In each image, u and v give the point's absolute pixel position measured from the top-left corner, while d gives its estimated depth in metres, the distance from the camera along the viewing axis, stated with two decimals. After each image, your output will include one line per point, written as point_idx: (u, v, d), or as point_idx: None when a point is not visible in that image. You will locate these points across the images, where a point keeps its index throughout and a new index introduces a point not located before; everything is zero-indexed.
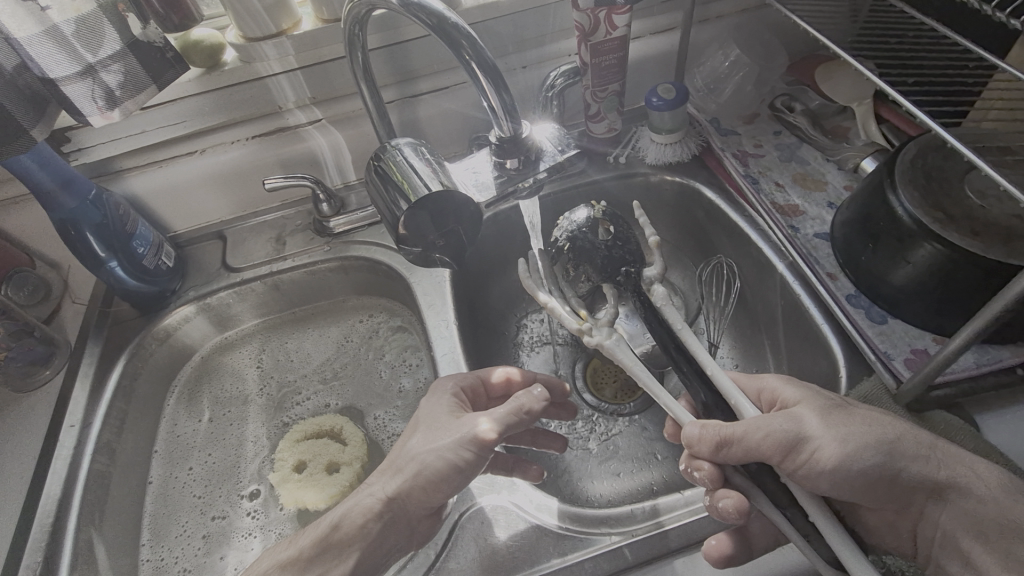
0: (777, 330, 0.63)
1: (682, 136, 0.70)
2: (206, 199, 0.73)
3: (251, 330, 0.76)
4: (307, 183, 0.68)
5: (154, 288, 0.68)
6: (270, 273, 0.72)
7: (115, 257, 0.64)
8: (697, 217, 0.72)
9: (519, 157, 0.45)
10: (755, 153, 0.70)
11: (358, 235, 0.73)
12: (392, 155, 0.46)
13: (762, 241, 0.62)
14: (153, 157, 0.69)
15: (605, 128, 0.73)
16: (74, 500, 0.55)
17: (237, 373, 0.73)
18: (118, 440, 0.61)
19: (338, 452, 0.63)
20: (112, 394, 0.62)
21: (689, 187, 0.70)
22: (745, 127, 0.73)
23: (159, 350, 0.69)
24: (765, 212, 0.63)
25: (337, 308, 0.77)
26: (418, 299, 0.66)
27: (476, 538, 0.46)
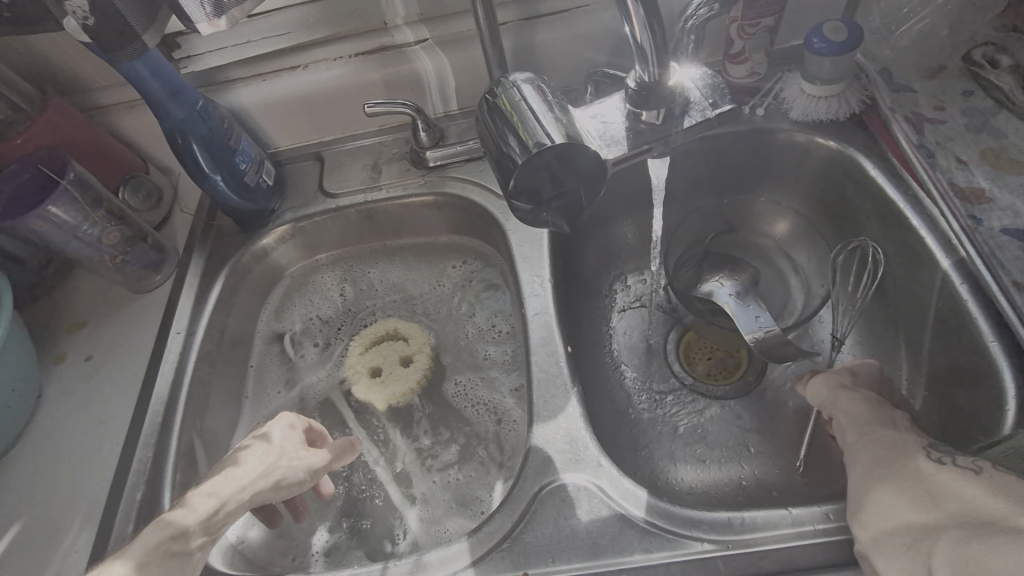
0: (922, 334, 0.53)
1: (842, 88, 0.59)
2: (307, 118, 0.71)
3: (342, 257, 0.76)
4: (407, 110, 0.64)
5: (254, 207, 0.69)
6: (365, 202, 0.70)
7: (219, 172, 0.64)
8: (843, 189, 0.61)
9: (660, 108, 0.38)
10: (935, 117, 0.57)
11: (455, 171, 0.70)
12: (508, 92, 0.40)
13: (926, 229, 0.52)
14: (258, 69, 0.67)
15: (746, 71, 0.62)
16: (178, 403, 0.59)
17: (325, 295, 0.74)
18: (217, 351, 0.64)
19: (403, 346, 0.66)
20: (213, 307, 0.65)
21: (841, 153, 0.60)
22: (925, 83, 0.59)
23: (256, 268, 0.71)
24: (940, 194, 0.52)
25: (427, 243, 0.75)
26: (512, 249, 0.62)
27: (553, 513, 0.45)
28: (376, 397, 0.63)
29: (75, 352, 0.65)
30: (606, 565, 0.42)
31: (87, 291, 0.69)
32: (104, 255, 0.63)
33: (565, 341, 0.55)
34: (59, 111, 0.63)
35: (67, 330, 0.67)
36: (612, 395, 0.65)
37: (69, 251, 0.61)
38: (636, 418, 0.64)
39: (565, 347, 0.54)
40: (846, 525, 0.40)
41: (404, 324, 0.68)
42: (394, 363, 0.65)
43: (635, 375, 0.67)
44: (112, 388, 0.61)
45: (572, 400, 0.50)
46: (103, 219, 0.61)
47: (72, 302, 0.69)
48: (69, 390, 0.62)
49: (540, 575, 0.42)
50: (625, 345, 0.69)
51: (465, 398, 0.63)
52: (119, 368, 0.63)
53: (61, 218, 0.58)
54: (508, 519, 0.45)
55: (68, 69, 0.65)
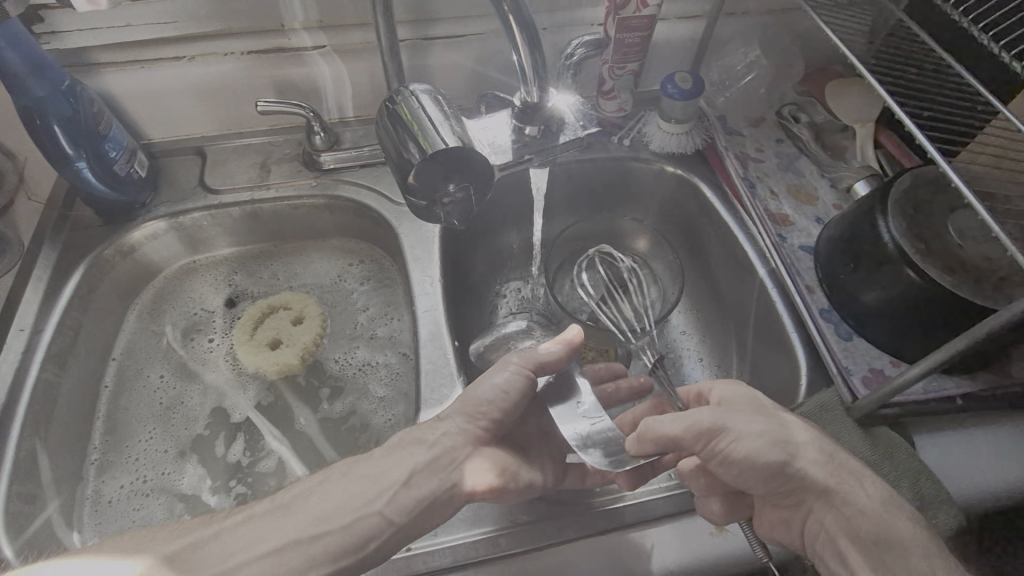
0: (746, 331, 0.65)
1: (690, 128, 0.71)
2: (189, 110, 0.68)
3: (223, 256, 0.73)
4: (302, 112, 0.65)
5: (123, 197, 0.64)
6: (251, 200, 0.69)
7: (83, 157, 0.59)
8: (690, 211, 0.73)
9: (540, 124, 0.44)
10: (756, 157, 0.70)
11: (348, 175, 0.71)
12: (407, 99, 0.44)
13: (749, 245, 0.64)
14: (135, 54, 0.64)
15: (615, 107, 0.72)
16: (18, 408, 0.52)
17: (198, 291, 0.70)
18: (70, 351, 0.59)
19: (287, 312, 0.68)
20: (67, 303, 0.59)
21: (688, 181, 0.71)
22: (751, 130, 0.73)
23: (121, 264, 0.66)
24: (758, 217, 0.65)
25: (316, 245, 0.75)
26: (405, 251, 0.64)
27: None
28: (290, 356, 0.64)
29: None
30: (485, 533, 0.45)
31: None
32: None
33: (453, 337, 0.59)
34: None
35: None
36: None
37: None
38: None
39: (453, 342, 0.58)
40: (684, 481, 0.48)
41: (275, 297, 0.70)
42: (285, 324, 0.67)
43: None
44: None
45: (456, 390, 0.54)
46: None
47: None
48: None
49: (423, 548, 0.44)
50: None
51: (353, 398, 0.64)
52: None
53: None
54: None
55: None
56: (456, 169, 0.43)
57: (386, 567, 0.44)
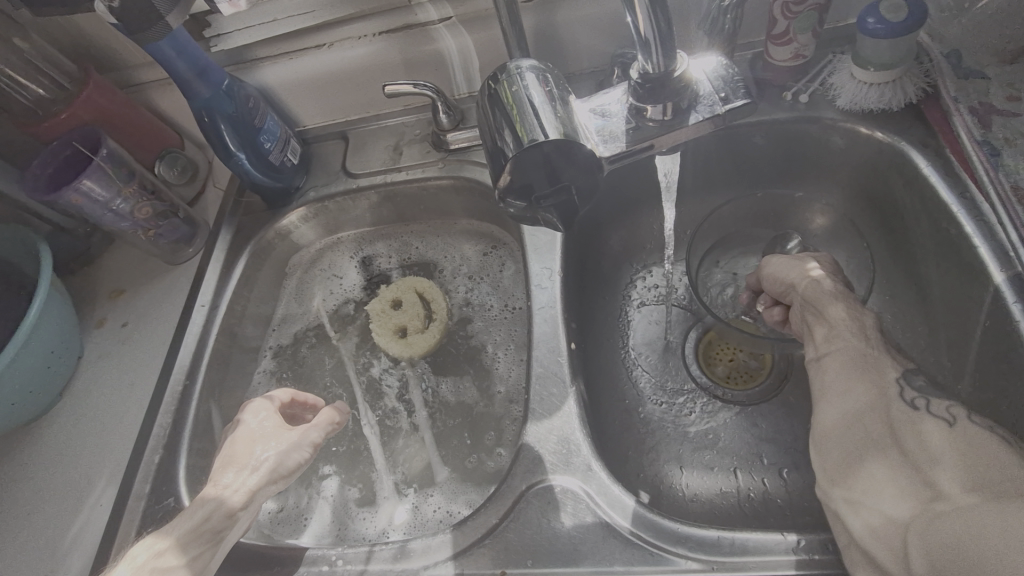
0: (965, 355, 0.49)
1: (899, 74, 0.53)
2: (333, 96, 0.71)
3: (362, 237, 0.76)
4: (427, 92, 0.63)
5: (279, 185, 0.70)
6: (384, 183, 0.70)
7: (244, 151, 0.65)
8: (891, 187, 0.56)
9: (664, 102, 0.35)
10: (1006, 109, 0.50)
11: (474, 155, 0.68)
12: (510, 81, 0.39)
13: (981, 238, 0.46)
14: (284, 47, 0.68)
15: (789, 54, 0.56)
16: (199, 372, 0.61)
17: (341, 271, 0.75)
18: (239, 324, 0.67)
19: (401, 315, 0.66)
20: (236, 281, 0.67)
21: (891, 147, 0.54)
22: (1000, 69, 0.52)
23: (281, 244, 0.73)
24: (999, 200, 0.46)
25: (445, 225, 0.74)
26: (523, 239, 0.60)
27: (539, 514, 0.44)
28: (395, 351, 0.64)
29: (114, 318, 0.69)
30: (586, 572, 0.41)
31: (127, 259, 0.73)
32: (137, 228, 0.66)
33: (569, 339, 0.53)
34: (99, 88, 0.65)
35: (108, 296, 0.71)
36: (621, 392, 0.63)
37: (105, 224, 0.64)
38: (645, 418, 0.62)
39: (568, 344, 0.53)
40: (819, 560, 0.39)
41: (400, 293, 0.67)
42: (416, 321, 0.65)
43: (649, 373, 0.64)
44: (143, 354, 0.65)
45: (568, 399, 0.49)
46: (134, 194, 0.63)
47: (113, 270, 0.73)
48: (105, 353, 0.66)
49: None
50: (641, 340, 0.66)
51: (471, 388, 0.62)
52: (150, 336, 0.66)
53: (95, 192, 0.61)
54: (492, 514, 0.45)
55: (106, 48, 0.67)
56: (565, 165, 0.36)
57: None
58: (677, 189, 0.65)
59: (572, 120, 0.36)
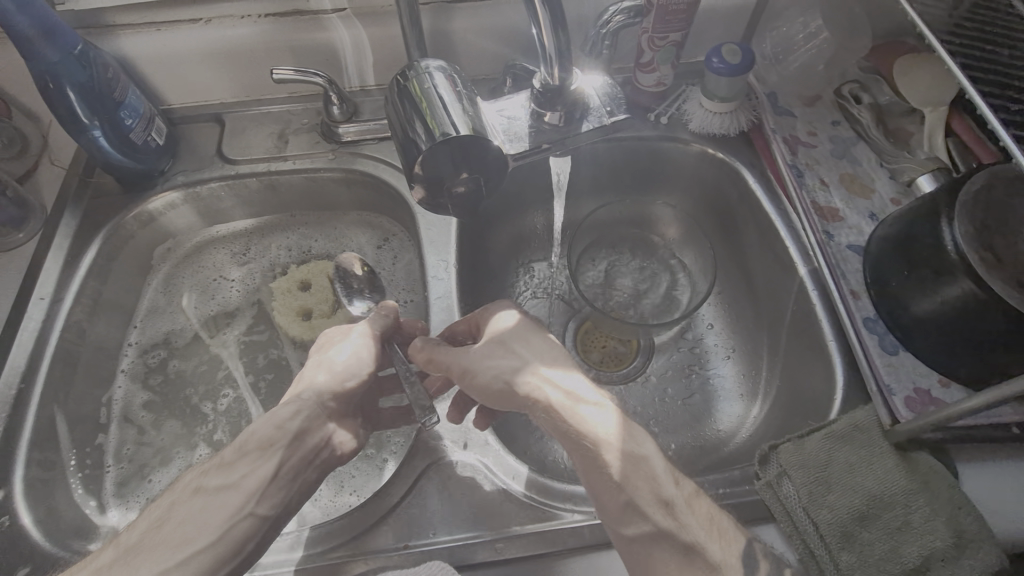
0: (780, 334, 0.61)
1: (735, 107, 0.64)
2: (208, 75, 0.66)
3: (240, 227, 0.72)
4: (318, 80, 0.61)
5: (141, 166, 0.63)
6: (267, 171, 0.67)
7: (98, 125, 0.58)
8: (729, 199, 0.67)
9: (562, 110, 0.40)
10: (807, 142, 0.64)
11: (366, 148, 0.68)
12: (419, 77, 0.41)
13: (791, 240, 0.59)
14: (151, 16, 0.61)
15: (654, 81, 0.66)
16: (38, 375, 0.53)
17: (216, 263, 0.70)
18: (89, 320, 0.59)
19: (304, 297, 0.64)
20: (86, 271, 0.60)
21: (729, 166, 0.65)
22: (803, 110, 0.66)
23: (141, 233, 0.66)
24: (803, 211, 0.59)
25: (334, 219, 0.73)
26: (420, 232, 0.62)
27: (439, 489, 0.46)
28: (296, 333, 0.62)
29: None
30: (485, 537, 0.43)
31: None
32: None
33: None
34: None
35: None
36: None
37: None
38: None
39: None
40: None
41: (305, 272, 0.66)
42: (321, 305, 0.63)
43: None
44: None
45: None
46: None
47: None
48: None
49: (421, 548, 0.43)
50: None
51: None
52: None
53: None
54: (393, 495, 0.46)
55: None
56: (473, 158, 0.39)
57: (384, 564, 0.43)
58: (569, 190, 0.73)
59: (481, 122, 0.39)
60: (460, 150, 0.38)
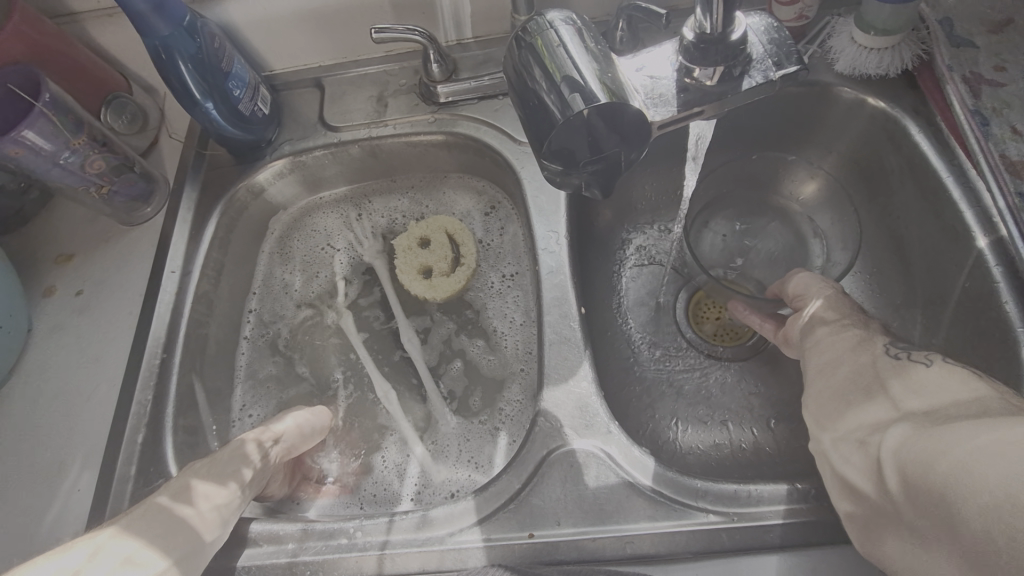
0: (942, 314, 0.53)
1: (898, 40, 0.54)
2: (307, 38, 0.65)
3: (343, 195, 0.72)
4: (418, 38, 0.58)
5: (250, 137, 0.63)
6: (368, 137, 0.65)
7: (211, 99, 0.58)
8: (881, 152, 0.57)
9: (716, 65, 0.34)
10: (994, 79, 0.52)
11: (466, 109, 0.64)
12: (544, 32, 0.36)
13: (968, 204, 0.49)
14: None
15: (795, 15, 0.56)
16: (177, 345, 0.57)
17: (322, 232, 0.70)
18: (215, 291, 0.62)
19: (426, 255, 0.65)
20: (209, 244, 0.62)
21: (884, 114, 0.55)
22: (989, 39, 0.54)
23: (254, 203, 0.67)
24: (990, 169, 0.49)
25: (434, 184, 0.71)
26: (527, 200, 0.58)
27: (561, 477, 0.44)
28: (420, 291, 0.63)
29: (66, 285, 0.62)
30: (612, 531, 0.42)
31: (74, 219, 0.65)
32: (89, 186, 0.58)
33: (580, 302, 0.53)
34: (26, 18, 0.56)
35: (55, 262, 0.63)
36: (619, 351, 0.64)
37: (51, 180, 0.57)
38: (641, 375, 0.63)
39: (579, 308, 0.52)
40: (826, 506, 0.41)
41: (426, 227, 0.66)
42: (443, 262, 0.64)
43: (644, 332, 0.65)
44: (107, 326, 0.59)
45: (584, 362, 0.49)
46: (85, 146, 0.56)
47: (58, 231, 0.65)
48: (61, 325, 0.60)
49: (546, 538, 0.42)
50: (634, 300, 0.67)
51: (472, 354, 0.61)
52: (113, 306, 0.60)
53: (39, 144, 0.53)
54: (515, 480, 0.45)
55: None
56: (610, 126, 0.34)
57: (508, 550, 0.42)
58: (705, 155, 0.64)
59: (620, 84, 0.34)
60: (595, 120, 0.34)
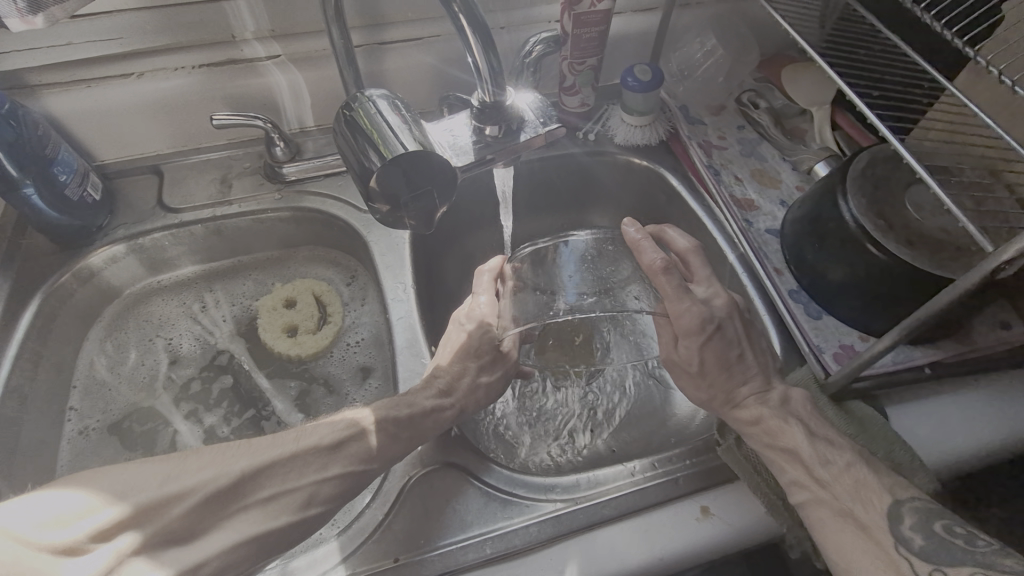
0: None
1: (653, 119, 0.71)
2: (144, 130, 0.67)
3: (186, 276, 0.71)
4: (259, 124, 0.63)
5: (77, 222, 0.61)
6: (213, 217, 0.67)
7: (32, 182, 0.57)
8: (658, 202, 0.73)
9: (500, 124, 0.44)
10: (719, 144, 0.71)
11: (312, 185, 0.69)
12: (364, 105, 0.44)
13: (717, 231, 0.65)
14: (81, 74, 0.62)
15: (578, 102, 0.72)
16: None
17: (163, 315, 0.68)
18: (29, 385, 0.56)
19: (289, 314, 0.67)
20: (23, 334, 0.57)
21: (654, 172, 0.71)
22: (712, 118, 0.74)
23: (81, 290, 0.63)
24: (724, 204, 0.65)
25: (286, 258, 0.73)
26: (375, 259, 0.64)
27: (423, 497, 0.46)
28: (284, 349, 0.64)
29: None
30: (474, 537, 0.44)
31: None
32: None
33: (429, 343, 0.58)
34: None
35: None
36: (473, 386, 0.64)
37: None
38: None
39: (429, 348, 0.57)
40: (650, 474, 0.48)
41: (286, 288, 0.68)
42: (308, 322, 0.66)
43: None
44: None
45: None
46: None
47: None
48: None
49: (411, 559, 0.43)
50: None
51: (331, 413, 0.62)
52: None
53: None
54: (377, 511, 0.46)
55: None
56: (424, 171, 0.43)
57: None
58: (512, 203, 0.75)
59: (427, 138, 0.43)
60: (410, 165, 0.42)
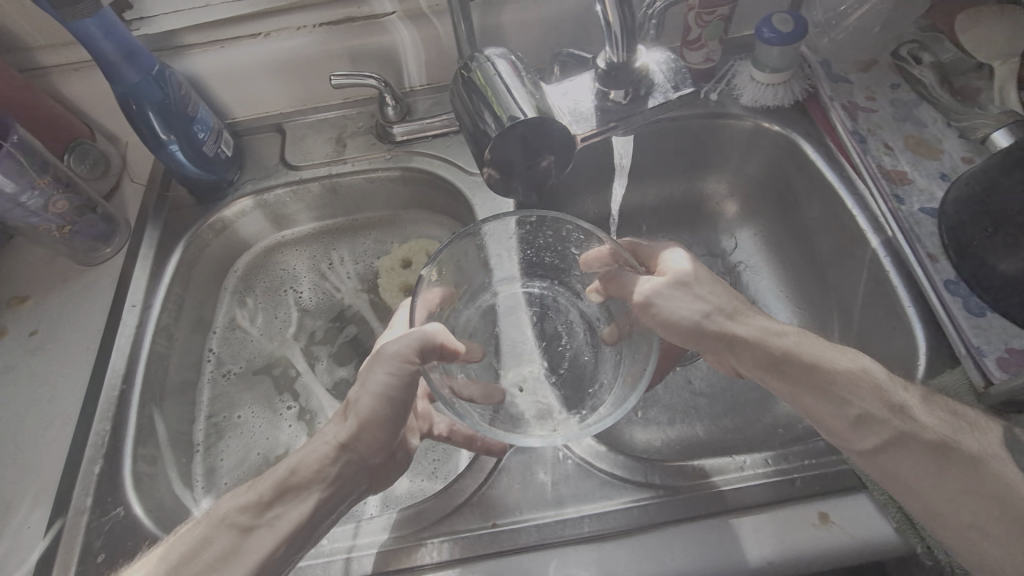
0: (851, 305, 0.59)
1: (788, 77, 0.63)
2: (270, 89, 0.70)
3: (306, 233, 0.75)
4: (374, 83, 0.63)
5: (212, 177, 0.66)
6: (329, 175, 0.70)
7: (176, 139, 0.62)
8: (786, 172, 0.66)
9: (626, 87, 0.41)
10: (867, 107, 0.62)
11: (420, 146, 0.70)
12: (482, 66, 0.42)
13: (858, 209, 0.57)
14: (216, 34, 0.65)
15: (702, 58, 0.65)
16: (137, 376, 0.57)
17: (286, 269, 0.73)
18: (175, 324, 0.63)
19: (406, 274, 0.71)
20: (170, 278, 0.63)
21: (785, 139, 0.64)
22: (860, 75, 0.65)
23: (216, 240, 0.69)
24: (869, 176, 0.58)
25: (394, 219, 0.76)
26: (480, 223, 0.63)
27: (522, 468, 0.47)
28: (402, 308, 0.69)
29: (20, 327, 0.62)
30: (572, 513, 0.44)
31: (31, 261, 0.66)
32: (51, 225, 0.60)
33: None
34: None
35: (10, 305, 0.64)
36: None
37: (12, 220, 0.58)
38: None
39: None
40: (764, 472, 0.45)
41: (401, 250, 0.72)
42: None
43: None
44: (64, 363, 0.59)
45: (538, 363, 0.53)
46: (50, 186, 0.58)
47: (14, 272, 0.66)
48: (15, 366, 0.60)
49: (510, 526, 0.44)
50: None
51: None
52: (71, 343, 0.60)
53: (4, 184, 0.55)
54: (478, 476, 0.47)
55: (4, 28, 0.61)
56: (541, 136, 0.41)
57: (476, 542, 0.44)
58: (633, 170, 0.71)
59: (544, 98, 0.41)
60: (527, 129, 0.40)
